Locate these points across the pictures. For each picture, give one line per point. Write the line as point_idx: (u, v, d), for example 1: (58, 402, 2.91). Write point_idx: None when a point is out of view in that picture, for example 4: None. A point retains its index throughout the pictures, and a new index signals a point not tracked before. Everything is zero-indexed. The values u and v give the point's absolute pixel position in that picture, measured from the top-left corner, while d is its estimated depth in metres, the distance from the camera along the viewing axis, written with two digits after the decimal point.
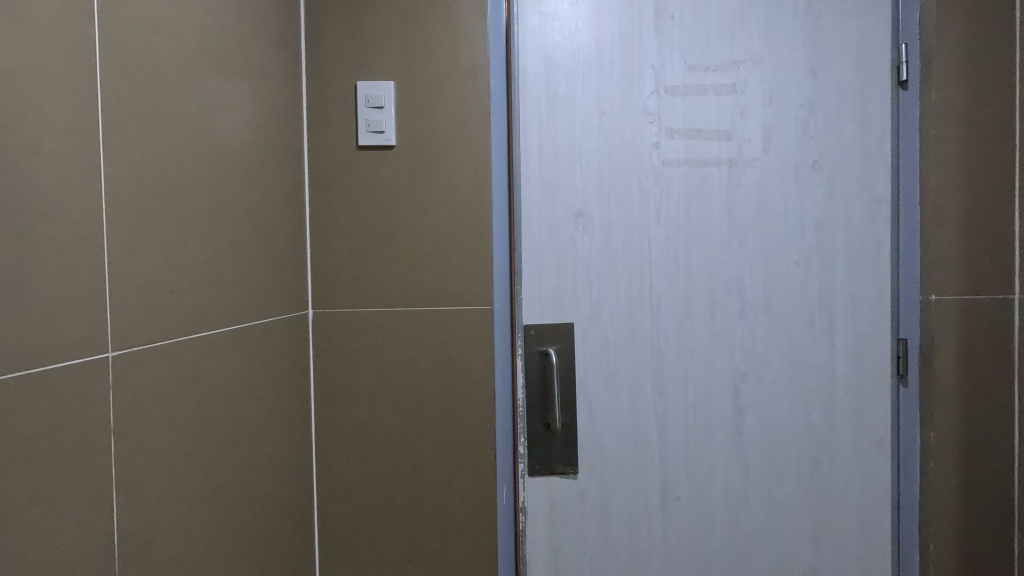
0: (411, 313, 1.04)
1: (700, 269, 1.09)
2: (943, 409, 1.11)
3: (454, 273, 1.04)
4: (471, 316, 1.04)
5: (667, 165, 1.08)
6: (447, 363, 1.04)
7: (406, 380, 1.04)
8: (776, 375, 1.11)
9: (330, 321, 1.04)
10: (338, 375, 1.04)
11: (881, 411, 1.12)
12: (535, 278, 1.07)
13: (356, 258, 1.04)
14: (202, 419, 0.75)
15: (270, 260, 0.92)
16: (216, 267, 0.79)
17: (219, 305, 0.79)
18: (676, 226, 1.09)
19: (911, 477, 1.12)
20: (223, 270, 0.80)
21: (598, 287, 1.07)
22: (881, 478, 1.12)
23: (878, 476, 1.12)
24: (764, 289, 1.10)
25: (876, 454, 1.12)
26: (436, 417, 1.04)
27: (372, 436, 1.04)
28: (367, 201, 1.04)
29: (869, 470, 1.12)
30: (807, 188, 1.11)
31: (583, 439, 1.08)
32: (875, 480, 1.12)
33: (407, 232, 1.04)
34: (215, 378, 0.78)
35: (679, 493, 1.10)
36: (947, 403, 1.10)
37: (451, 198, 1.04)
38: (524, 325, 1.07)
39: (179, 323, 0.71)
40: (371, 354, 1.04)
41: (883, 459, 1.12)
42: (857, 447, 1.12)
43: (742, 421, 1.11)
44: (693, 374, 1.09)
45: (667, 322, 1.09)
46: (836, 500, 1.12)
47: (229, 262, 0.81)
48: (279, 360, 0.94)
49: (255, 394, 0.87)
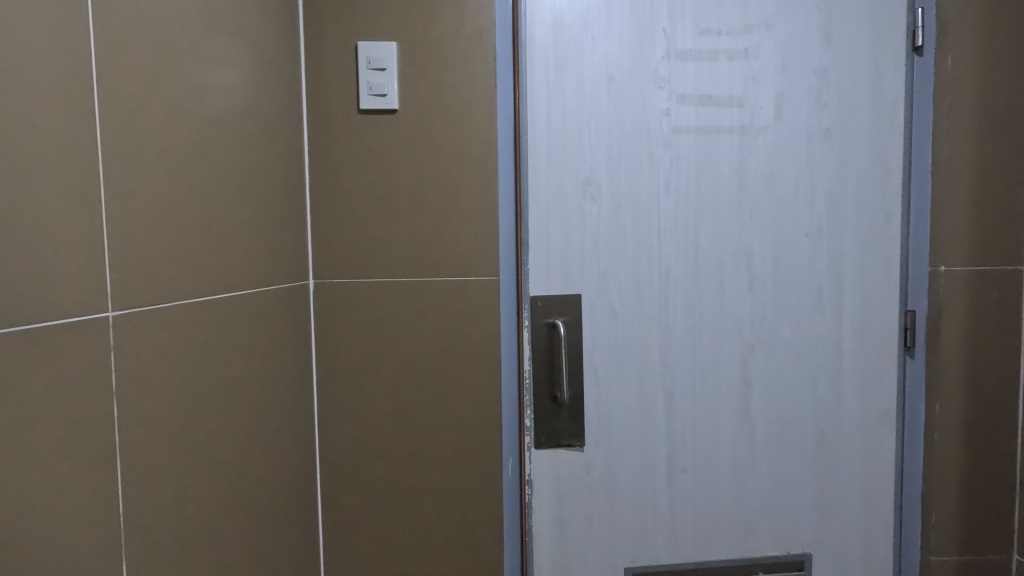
0: (415, 284, 1.01)
1: (710, 240, 1.07)
2: (949, 381, 1.10)
3: (459, 243, 1.01)
4: (477, 287, 1.02)
5: (677, 132, 1.06)
6: (452, 334, 1.02)
7: (410, 353, 1.02)
8: (784, 348, 1.10)
9: (332, 292, 1.01)
10: (340, 348, 1.02)
11: (887, 383, 1.12)
12: (542, 249, 1.05)
13: (358, 228, 1.01)
14: (204, 388, 0.73)
15: (271, 227, 0.89)
16: (217, 233, 0.76)
17: (220, 273, 0.76)
18: (685, 195, 1.06)
19: (915, 447, 1.13)
20: (223, 236, 0.77)
21: (606, 258, 1.05)
22: (885, 449, 1.13)
23: (882, 448, 1.13)
24: (773, 260, 1.09)
25: (881, 426, 1.13)
26: (441, 389, 1.02)
27: (375, 408, 1.03)
28: (369, 168, 1.00)
29: (874, 442, 1.13)
30: (820, 157, 1.08)
31: (590, 411, 1.06)
32: (879, 451, 1.13)
33: (410, 200, 1.01)
34: (217, 347, 0.75)
35: (685, 466, 1.09)
36: (953, 375, 1.10)
37: (456, 166, 1.01)
38: (531, 297, 1.04)
39: (179, 289, 0.68)
40: (374, 326, 1.02)
41: (887, 430, 1.13)
42: (862, 419, 1.12)
43: (750, 395, 1.10)
44: (701, 346, 1.08)
45: (676, 294, 1.07)
46: (841, 472, 1.13)
47: (230, 228, 0.78)
48: (281, 331, 0.91)
49: (257, 365, 0.85)
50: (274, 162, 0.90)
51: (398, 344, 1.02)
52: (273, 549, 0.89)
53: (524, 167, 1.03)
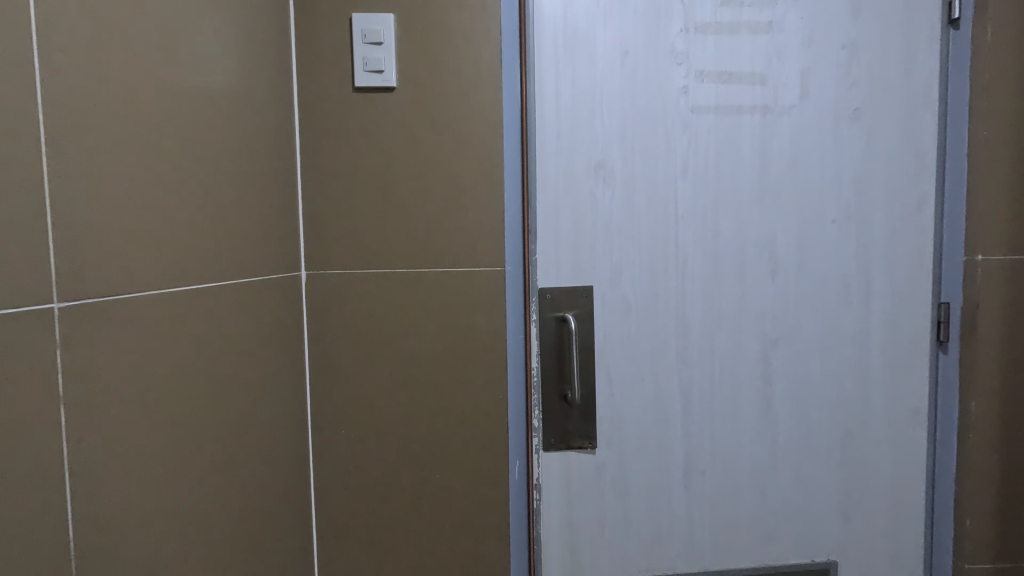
0: (414, 275, 0.95)
1: (730, 227, 1.00)
2: (984, 378, 1.03)
3: (461, 231, 0.95)
4: (480, 278, 0.95)
5: (695, 111, 0.98)
6: (455, 328, 0.95)
7: (410, 348, 0.95)
8: (809, 343, 1.03)
9: (326, 284, 0.95)
10: (335, 343, 0.95)
11: (919, 380, 1.05)
12: (550, 237, 0.98)
13: (353, 214, 0.94)
14: (177, 386, 0.66)
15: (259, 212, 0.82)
16: (191, 215, 0.69)
17: (195, 259, 0.69)
18: (703, 180, 0.99)
19: (948, 447, 1.06)
20: (200, 219, 0.70)
21: (619, 247, 0.99)
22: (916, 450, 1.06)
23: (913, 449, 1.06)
24: (798, 249, 1.02)
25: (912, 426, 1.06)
26: (442, 387, 0.96)
27: (372, 407, 0.96)
28: (365, 150, 0.93)
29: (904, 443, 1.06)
30: (848, 139, 1.01)
31: (601, 411, 1.00)
32: (909, 452, 1.06)
33: (409, 184, 0.94)
34: (193, 341, 0.69)
35: (703, 469, 1.03)
36: (988, 371, 1.03)
37: (458, 148, 0.94)
38: (539, 289, 0.98)
39: (150, 277, 0.62)
40: (371, 319, 0.95)
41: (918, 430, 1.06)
42: (892, 418, 1.05)
43: (772, 393, 1.03)
44: (720, 342, 1.01)
45: (694, 286, 1.00)
46: (869, 474, 1.06)
47: (209, 211, 0.71)
48: (269, 324, 0.84)
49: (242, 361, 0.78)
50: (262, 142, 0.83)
51: (397, 339, 0.95)
52: (261, 561, 0.83)
53: (531, 150, 0.96)
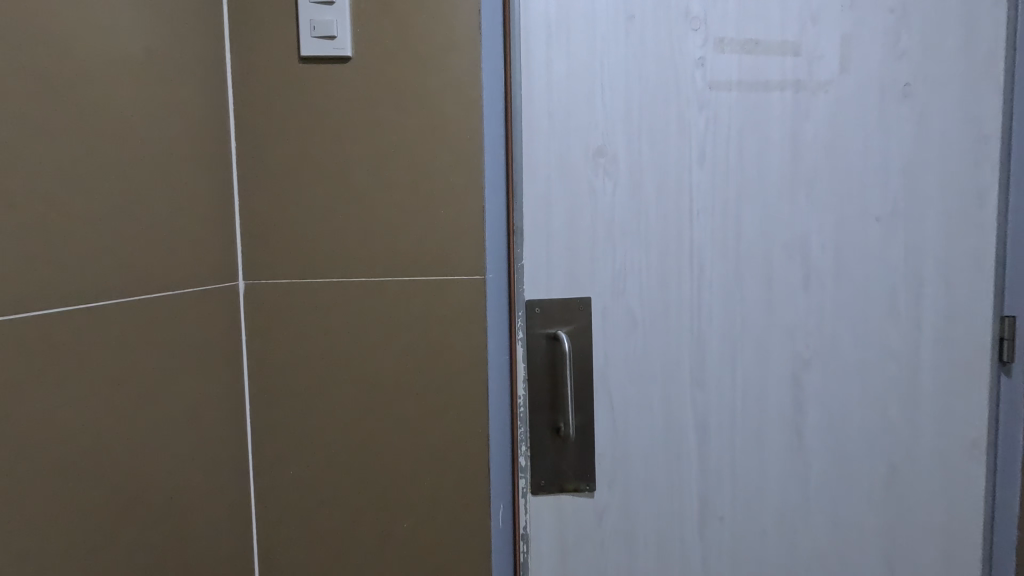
0: (376, 285, 0.78)
1: (754, 226, 0.84)
2: None
3: (433, 231, 0.78)
4: (457, 287, 0.78)
5: (714, 87, 0.82)
6: (426, 350, 0.79)
7: (371, 373, 0.79)
8: (848, 363, 0.87)
9: (269, 297, 0.79)
10: (281, 367, 0.79)
11: (976, 407, 0.89)
12: (539, 239, 0.82)
13: (302, 212, 0.77)
14: (77, 434, 0.52)
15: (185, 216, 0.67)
16: (86, 206, 0.53)
17: (101, 269, 0.55)
18: (724, 170, 0.83)
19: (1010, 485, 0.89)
20: (93, 216, 0.55)
21: (623, 250, 0.83)
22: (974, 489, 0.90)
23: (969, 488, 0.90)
24: (835, 253, 0.85)
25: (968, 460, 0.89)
26: (410, 419, 0.79)
27: (326, 443, 0.80)
28: (315, 133, 0.77)
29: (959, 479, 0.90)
30: (895, 120, 0.85)
31: (601, 446, 0.84)
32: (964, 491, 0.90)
33: (368, 176, 0.77)
34: (95, 379, 0.54)
35: (722, 512, 0.87)
36: None
37: (430, 129, 0.77)
38: (526, 302, 0.82)
39: (28, 300, 0.48)
40: (324, 338, 0.79)
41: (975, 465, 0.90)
42: (944, 452, 0.89)
43: (803, 423, 0.87)
44: (742, 363, 0.85)
45: (712, 296, 0.84)
46: (918, 517, 0.90)
47: (106, 210, 0.57)
48: (195, 349, 0.69)
49: (169, 398, 0.63)
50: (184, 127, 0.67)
51: (355, 362, 0.79)
52: None
53: (517, 135, 0.81)
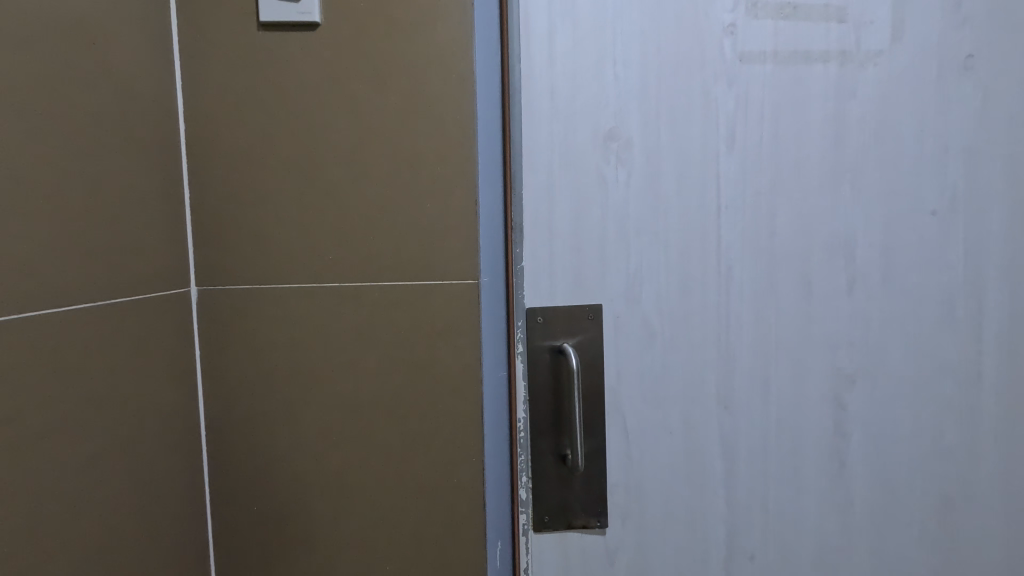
0: (351, 291, 0.67)
1: (792, 221, 0.72)
2: None
3: (418, 228, 0.67)
4: (445, 294, 0.67)
5: (745, 59, 0.70)
6: (410, 365, 0.68)
7: (346, 392, 0.68)
8: (897, 379, 0.76)
9: (228, 305, 0.68)
10: (241, 386, 0.69)
11: None
12: (540, 237, 0.70)
13: (265, 207, 0.66)
14: None
15: (118, 215, 0.56)
16: None
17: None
18: (757, 156, 0.71)
19: None
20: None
21: (641, 251, 0.70)
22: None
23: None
24: (884, 252, 0.74)
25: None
26: (393, 446, 0.69)
27: (296, 474, 0.69)
28: (278, 114, 0.66)
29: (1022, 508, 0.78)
30: (955, 98, 0.73)
31: (614, 476, 0.73)
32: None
33: (341, 164, 0.66)
34: None
35: (753, 550, 0.76)
36: None
37: (412, 108, 0.65)
38: (526, 310, 0.71)
39: None
40: (291, 353, 0.68)
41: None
42: (1007, 480, 0.78)
43: (846, 448, 0.76)
44: (776, 379, 0.74)
45: (742, 303, 0.73)
46: (975, 554, 0.79)
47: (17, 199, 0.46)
48: (140, 369, 0.59)
49: (99, 433, 0.54)
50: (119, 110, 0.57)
51: (328, 380, 0.68)
52: None
53: (516, 114, 0.68)
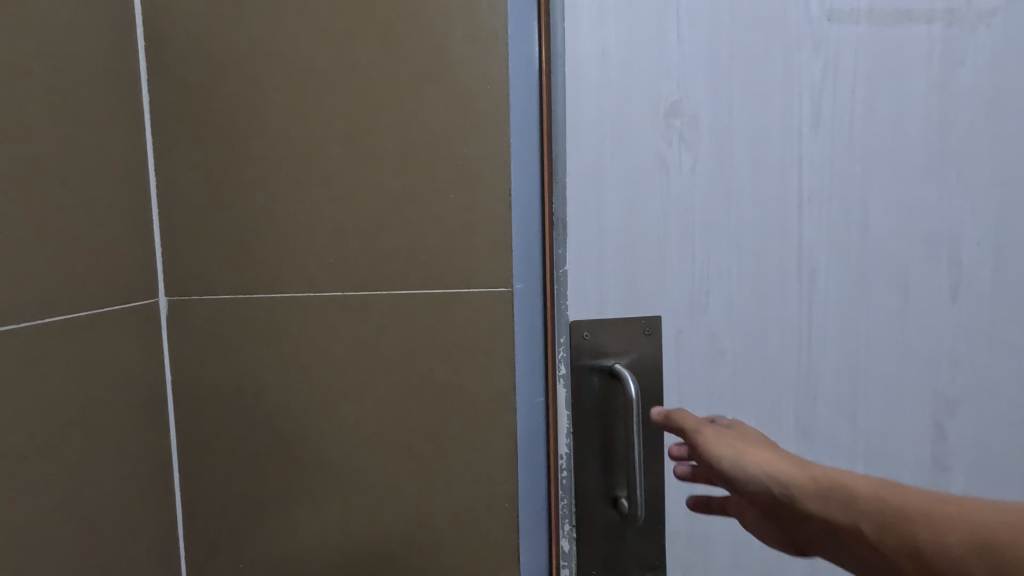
0: (359, 301, 0.56)
1: (887, 215, 0.60)
2: None
3: (437, 225, 0.55)
4: (472, 306, 0.56)
5: (835, 19, 0.58)
6: (430, 390, 0.57)
7: (351, 422, 0.57)
8: (1009, 404, 0.63)
9: (206, 318, 0.57)
10: (225, 413, 0.58)
11: None
12: (587, 240, 0.56)
13: (252, 199, 0.56)
14: None
15: (57, 209, 0.47)
16: None
17: None
18: (846, 137, 0.59)
19: None
20: None
21: (706, 251, 0.58)
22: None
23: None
24: (996, 252, 0.62)
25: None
26: (408, 488, 0.57)
27: (291, 521, 0.58)
28: (268, 87, 0.55)
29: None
30: None
31: (675, 523, 0.60)
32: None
33: (342, 148, 0.55)
34: None
35: None
36: None
37: (430, 78, 0.54)
38: (570, 324, 0.57)
39: None
40: (286, 375, 0.57)
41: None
42: None
43: (947, 486, 0.64)
44: (866, 405, 0.62)
45: (827, 313, 0.60)
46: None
47: None
48: (98, 391, 0.50)
49: (36, 475, 0.44)
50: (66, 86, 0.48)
51: (330, 408, 0.57)
52: None
53: (557, 85, 0.56)
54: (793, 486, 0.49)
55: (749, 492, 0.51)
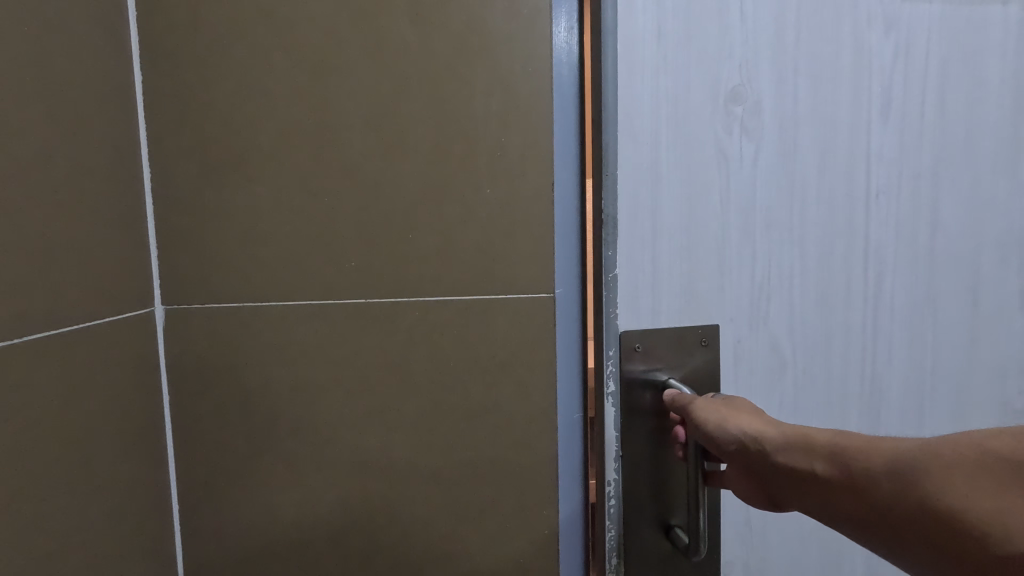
0: (384, 311, 0.50)
1: (959, 212, 0.55)
2: None
3: (475, 223, 0.50)
4: (511, 313, 0.51)
5: None
6: (465, 411, 0.51)
7: (375, 445, 0.51)
8: None
9: (208, 331, 0.49)
10: (230, 442, 0.50)
11: None
12: (637, 232, 0.50)
13: (262, 196, 0.48)
14: None
15: (53, 202, 0.38)
16: None
17: None
18: (918, 126, 0.54)
19: None
20: None
21: (768, 251, 0.52)
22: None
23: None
24: None
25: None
26: (440, 519, 0.52)
27: (307, 561, 0.51)
28: (281, 66, 0.47)
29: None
30: None
31: (730, 551, 0.54)
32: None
33: (366, 136, 0.48)
34: None
35: None
36: None
37: (468, 60, 0.48)
38: (618, 336, 0.50)
39: None
40: (301, 397, 0.50)
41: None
42: None
43: None
44: (931, 418, 0.57)
45: (894, 321, 0.55)
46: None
47: None
48: (96, 427, 0.41)
49: (36, 533, 0.35)
50: (58, 53, 0.39)
51: (352, 432, 0.50)
52: None
53: (607, 61, 0.48)
54: (764, 437, 0.41)
55: (728, 452, 0.43)
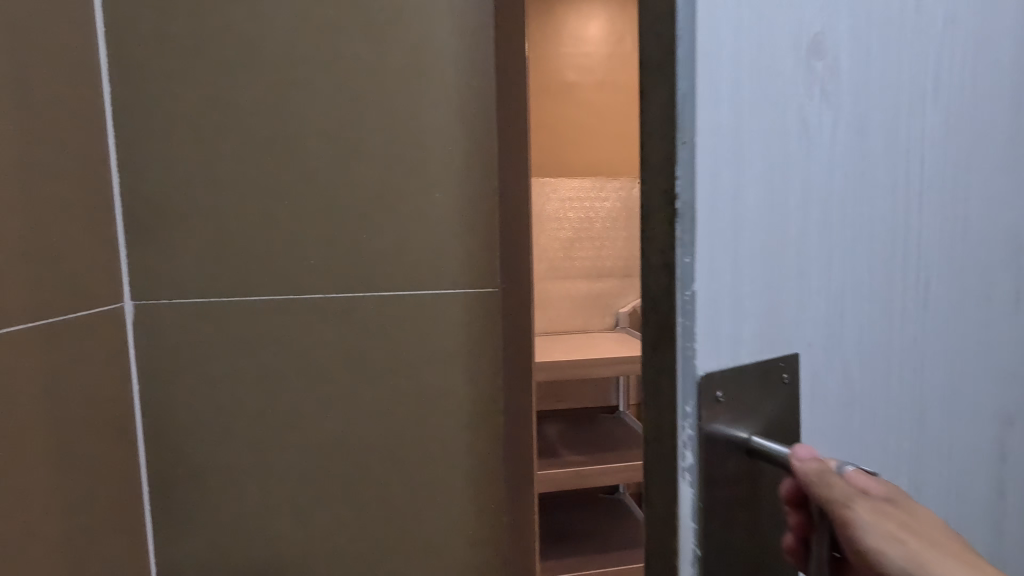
0: (342, 305, 0.54)
1: None
2: None
3: (426, 224, 0.54)
4: (461, 307, 0.55)
5: None
6: (418, 397, 0.55)
7: (335, 429, 0.55)
8: None
9: (176, 324, 0.53)
10: (197, 428, 0.54)
11: None
12: (774, 199, 0.26)
13: (226, 199, 0.52)
14: None
15: (30, 205, 0.41)
16: None
17: None
18: None
19: None
20: None
21: (919, 260, 0.32)
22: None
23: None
24: None
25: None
26: (396, 496, 0.56)
27: (272, 538, 0.55)
28: (243, 78, 0.51)
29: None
30: None
31: None
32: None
33: (325, 144, 0.52)
34: None
35: None
36: None
37: (417, 75, 0.53)
38: None
39: None
40: (265, 385, 0.54)
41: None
42: None
43: None
44: None
45: None
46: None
47: None
48: (70, 412, 0.45)
49: (17, 505, 0.39)
50: (32, 68, 0.42)
51: (313, 417, 0.54)
52: None
53: None
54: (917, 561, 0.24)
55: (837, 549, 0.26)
